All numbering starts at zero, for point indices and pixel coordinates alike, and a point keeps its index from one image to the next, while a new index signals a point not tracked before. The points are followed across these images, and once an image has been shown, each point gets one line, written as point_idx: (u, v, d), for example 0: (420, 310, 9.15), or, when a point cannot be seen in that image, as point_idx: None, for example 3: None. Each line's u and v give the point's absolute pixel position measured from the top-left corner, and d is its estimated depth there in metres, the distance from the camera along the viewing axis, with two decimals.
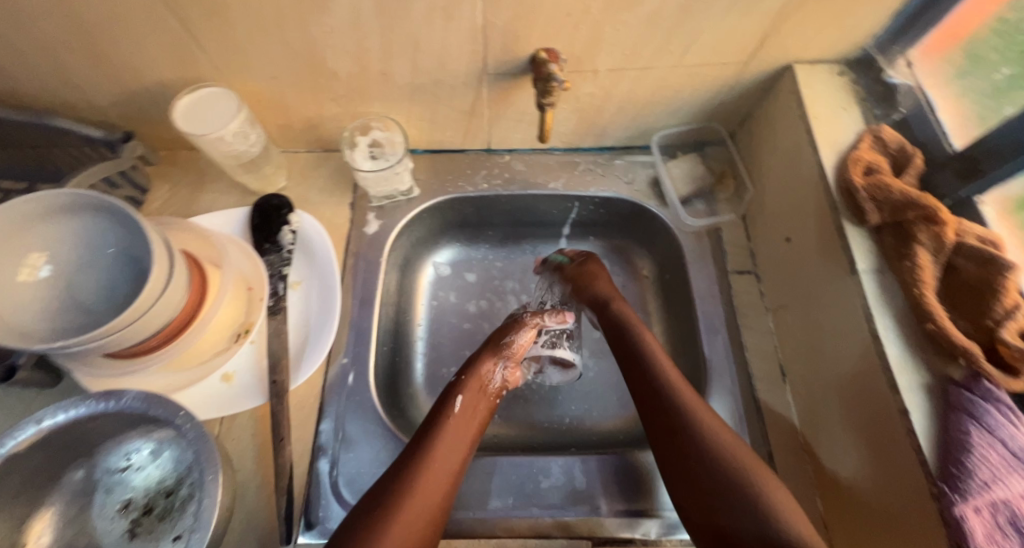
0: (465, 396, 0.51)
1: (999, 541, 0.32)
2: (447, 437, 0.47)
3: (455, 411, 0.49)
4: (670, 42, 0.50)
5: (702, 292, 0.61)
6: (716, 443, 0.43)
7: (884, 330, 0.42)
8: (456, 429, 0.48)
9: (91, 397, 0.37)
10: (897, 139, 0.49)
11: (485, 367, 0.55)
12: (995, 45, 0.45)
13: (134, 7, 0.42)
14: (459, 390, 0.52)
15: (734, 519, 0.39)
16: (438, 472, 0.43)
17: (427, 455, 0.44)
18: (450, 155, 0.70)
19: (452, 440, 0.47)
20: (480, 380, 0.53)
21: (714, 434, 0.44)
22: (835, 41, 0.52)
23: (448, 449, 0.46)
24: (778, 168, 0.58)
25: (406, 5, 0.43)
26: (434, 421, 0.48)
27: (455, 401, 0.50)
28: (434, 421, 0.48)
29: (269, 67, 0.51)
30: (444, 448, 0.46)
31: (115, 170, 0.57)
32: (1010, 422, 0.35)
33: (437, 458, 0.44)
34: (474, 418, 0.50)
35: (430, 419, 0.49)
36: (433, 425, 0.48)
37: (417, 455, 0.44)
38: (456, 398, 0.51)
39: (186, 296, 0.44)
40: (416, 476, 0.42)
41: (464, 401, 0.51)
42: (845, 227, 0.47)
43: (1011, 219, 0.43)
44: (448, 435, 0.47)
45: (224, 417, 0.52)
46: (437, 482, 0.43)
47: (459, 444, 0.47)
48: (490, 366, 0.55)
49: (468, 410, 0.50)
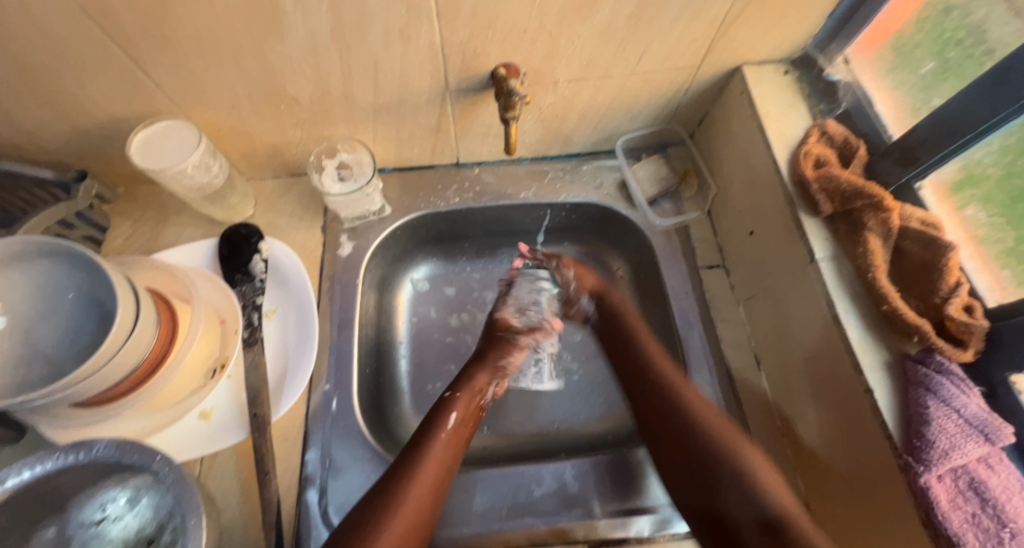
0: (458, 414, 0.51)
1: (961, 505, 0.34)
2: (441, 451, 0.46)
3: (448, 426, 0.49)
4: (624, 51, 0.52)
5: (676, 289, 0.62)
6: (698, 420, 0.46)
7: (845, 314, 0.44)
8: (448, 442, 0.48)
9: (59, 450, 0.36)
10: (841, 132, 0.52)
11: (479, 383, 0.55)
12: (920, 41, 0.48)
13: (81, 45, 0.41)
14: (452, 403, 0.51)
15: (718, 483, 0.42)
16: (428, 487, 0.43)
17: (420, 469, 0.44)
18: (420, 172, 0.70)
19: (445, 453, 0.47)
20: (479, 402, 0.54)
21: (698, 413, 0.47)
22: (778, 43, 0.54)
23: (441, 464, 0.45)
24: (737, 164, 0.60)
25: (363, 29, 0.44)
26: (428, 432, 0.48)
27: (450, 416, 0.50)
28: (428, 431, 0.48)
29: (228, 96, 0.50)
30: (437, 462, 0.45)
31: (69, 212, 0.55)
32: (963, 392, 0.37)
33: (430, 472, 0.44)
34: (464, 432, 0.50)
35: (424, 430, 0.48)
36: (427, 436, 0.47)
37: (410, 468, 0.44)
38: (449, 415, 0.50)
39: (157, 337, 0.43)
40: (409, 492, 0.42)
41: (458, 417, 0.50)
42: (801, 218, 0.49)
43: (949, 201, 0.45)
44: (440, 447, 0.47)
45: (204, 456, 0.50)
46: (427, 496, 0.43)
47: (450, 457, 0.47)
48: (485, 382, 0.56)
49: (461, 425, 0.50)
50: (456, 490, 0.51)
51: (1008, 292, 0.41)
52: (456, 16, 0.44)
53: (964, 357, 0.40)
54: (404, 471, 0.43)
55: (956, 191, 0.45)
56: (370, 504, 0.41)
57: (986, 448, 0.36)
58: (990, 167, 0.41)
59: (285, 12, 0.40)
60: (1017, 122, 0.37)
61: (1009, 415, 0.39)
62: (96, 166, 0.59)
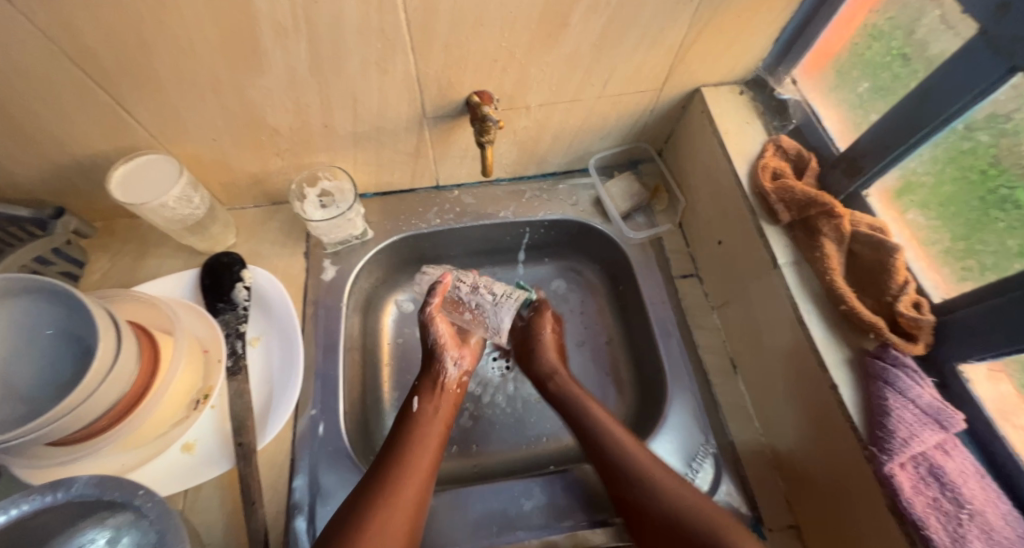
0: (421, 395, 0.56)
1: (924, 492, 0.36)
2: (416, 436, 0.52)
3: (416, 412, 0.54)
4: (590, 76, 0.55)
5: (652, 298, 0.65)
6: (602, 430, 0.51)
7: (809, 316, 0.47)
8: (420, 428, 0.53)
9: (35, 491, 0.35)
10: (794, 146, 0.56)
11: (438, 366, 0.58)
12: (855, 63, 0.53)
13: (62, 85, 0.42)
14: (415, 393, 0.57)
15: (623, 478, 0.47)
16: (417, 465, 0.48)
17: (405, 452, 0.49)
18: (400, 195, 0.71)
19: (421, 437, 0.52)
20: (437, 375, 0.58)
21: (620, 440, 0.49)
22: (731, 67, 0.59)
23: (421, 444, 0.51)
24: (702, 178, 0.64)
25: (341, 62, 0.46)
26: (399, 428, 0.53)
27: (414, 402, 0.55)
28: (398, 428, 0.53)
29: (208, 129, 0.52)
30: (417, 444, 0.50)
31: (47, 249, 0.56)
32: (917, 383, 0.40)
33: (413, 453, 0.49)
34: (438, 415, 0.55)
35: (395, 428, 0.53)
36: (403, 429, 0.52)
37: (392, 456, 0.49)
38: (413, 400, 0.56)
39: (138, 370, 0.42)
40: (399, 475, 0.47)
41: (421, 399, 0.56)
42: (763, 227, 0.52)
43: (894, 206, 0.49)
44: (415, 435, 0.52)
45: (189, 489, 0.50)
46: (417, 470, 0.48)
47: (429, 436, 0.52)
48: (443, 363, 0.59)
49: (430, 409, 0.55)
50: (446, 508, 0.51)
51: (951, 288, 0.44)
52: (429, 48, 0.46)
53: (916, 350, 0.42)
54: (386, 460, 0.48)
55: (898, 197, 0.49)
56: (361, 496, 0.45)
57: (941, 435, 0.38)
58: (923, 175, 0.46)
59: (264, 48, 0.42)
60: (943, 134, 0.42)
61: (959, 402, 0.41)
62: (73, 202, 0.59)
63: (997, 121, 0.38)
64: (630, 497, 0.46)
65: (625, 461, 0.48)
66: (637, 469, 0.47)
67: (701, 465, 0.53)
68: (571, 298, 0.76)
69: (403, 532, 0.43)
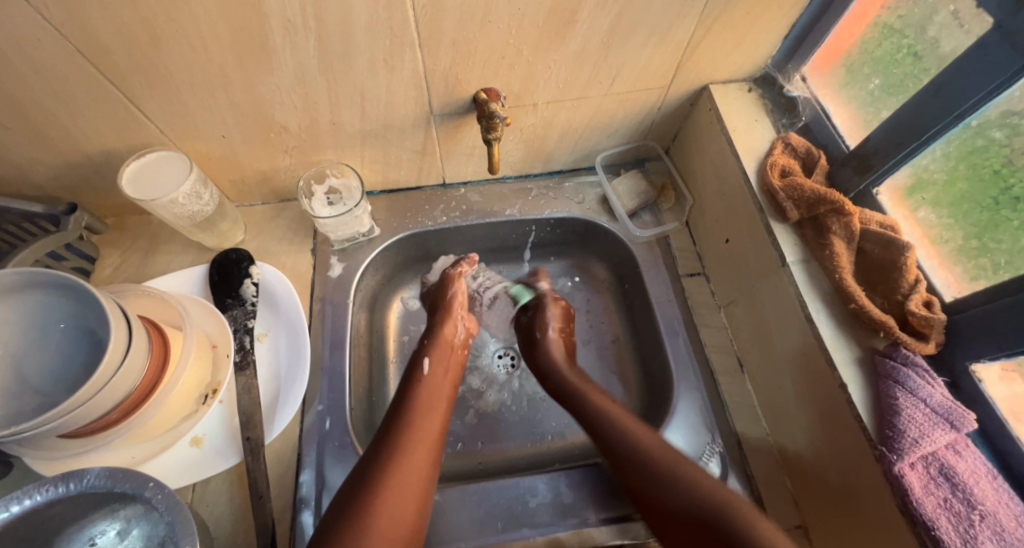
0: (432, 357, 0.57)
1: (934, 492, 0.36)
2: (426, 396, 0.52)
3: (426, 373, 0.55)
4: (598, 73, 0.55)
5: (659, 296, 0.64)
6: (596, 406, 0.53)
7: (817, 314, 0.46)
8: (430, 390, 0.53)
9: (49, 483, 0.36)
10: (803, 144, 0.55)
11: (447, 328, 0.60)
12: (866, 60, 0.53)
13: (75, 82, 0.43)
14: (425, 353, 0.57)
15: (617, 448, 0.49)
16: (429, 424, 0.49)
17: (417, 413, 0.50)
18: (407, 193, 0.72)
19: (430, 400, 0.52)
20: (448, 336, 0.59)
21: (623, 422, 0.50)
22: (740, 63, 0.58)
23: (430, 408, 0.51)
24: (709, 176, 0.63)
25: (349, 59, 0.46)
26: (409, 390, 0.53)
27: (424, 364, 0.56)
28: (409, 389, 0.53)
29: (218, 126, 0.52)
30: (428, 403, 0.51)
31: (60, 244, 0.56)
32: (928, 383, 0.40)
33: (425, 412, 0.50)
34: (446, 376, 0.56)
35: (405, 389, 0.53)
36: (413, 388, 0.53)
37: (405, 417, 0.49)
38: (423, 361, 0.56)
39: (148, 365, 0.43)
40: (412, 437, 0.47)
41: (431, 359, 0.56)
42: (772, 225, 0.52)
43: (905, 205, 0.49)
44: (424, 397, 0.52)
45: (197, 483, 0.50)
46: (428, 432, 0.49)
47: (438, 397, 0.53)
48: (451, 325, 0.60)
49: (439, 370, 0.56)
50: (451, 505, 0.51)
51: (963, 287, 0.43)
52: (437, 46, 0.47)
53: (927, 349, 0.42)
54: (398, 422, 0.48)
55: (909, 195, 0.48)
56: (376, 456, 0.45)
57: (952, 435, 0.38)
58: (936, 173, 0.45)
59: (274, 45, 0.42)
60: (956, 131, 0.41)
61: (971, 402, 0.41)
62: (85, 198, 0.60)
63: (1011, 119, 0.38)
64: (642, 485, 0.45)
65: (627, 439, 0.48)
66: (651, 454, 0.46)
67: (707, 464, 0.52)
68: (576, 296, 0.76)
69: (419, 489, 0.44)
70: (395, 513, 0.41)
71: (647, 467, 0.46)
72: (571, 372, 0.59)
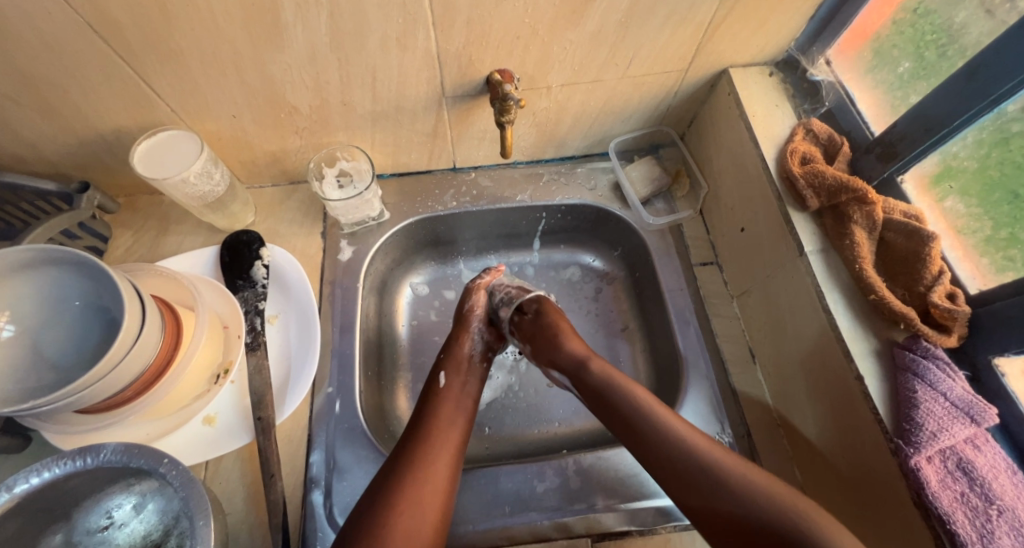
0: (448, 371, 0.56)
1: (951, 486, 0.35)
2: (444, 411, 0.51)
3: (442, 386, 0.54)
4: (614, 55, 0.53)
5: (670, 285, 0.64)
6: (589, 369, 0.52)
7: (834, 304, 0.45)
8: (448, 404, 0.52)
9: (66, 456, 0.36)
10: (825, 130, 0.54)
11: (463, 343, 0.59)
12: (896, 42, 0.51)
13: (86, 58, 0.42)
14: (441, 368, 0.56)
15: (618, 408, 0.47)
16: (447, 436, 0.49)
17: (433, 427, 0.49)
18: (417, 177, 0.71)
19: (451, 413, 0.51)
20: (463, 348, 0.59)
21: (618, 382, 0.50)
22: (761, 46, 0.56)
23: (450, 421, 0.51)
24: (726, 161, 0.62)
25: (360, 36, 0.45)
26: (429, 404, 0.52)
27: (440, 378, 0.55)
28: (427, 403, 0.52)
29: (230, 106, 0.52)
30: (447, 417, 0.51)
31: (73, 222, 0.56)
32: (948, 376, 0.39)
33: (444, 427, 0.50)
34: (466, 391, 0.55)
35: (425, 404, 0.53)
36: (432, 405, 0.52)
37: (424, 433, 0.48)
38: (440, 376, 0.55)
39: (160, 346, 0.43)
40: (432, 450, 0.47)
41: (448, 377, 0.55)
42: (790, 214, 0.50)
43: (929, 194, 0.47)
44: (442, 410, 0.51)
45: (210, 460, 0.51)
46: (447, 449, 0.48)
47: (458, 410, 0.52)
48: (467, 340, 0.60)
49: (456, 385, 0.55)
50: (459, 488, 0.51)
51: (988, 279, 0.42)
52: (451, 24, 0.45)
53: (949, 342, 0.41)
54: (418, 437, 0.48)
55: (935, 184, 0.47)
56: (394, 469, 0.45)
57: (972, 429, 0.37)
58: (966, 160, 0.43)
59: (285, 22, 0.41)
60: (990, 116, 0.40)
61: (992, 396, 0.40)
62: (97, 177, 0.60)
63: None
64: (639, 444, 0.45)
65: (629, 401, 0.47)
66: (646, 416, 0.45)
67: None
68: (586, 286, 0.75)
69: (439, 501, 0.44)
70: (412, 528, 0.41)
71: (652, 438, 0.44)
72: (604, 371, 0.51)
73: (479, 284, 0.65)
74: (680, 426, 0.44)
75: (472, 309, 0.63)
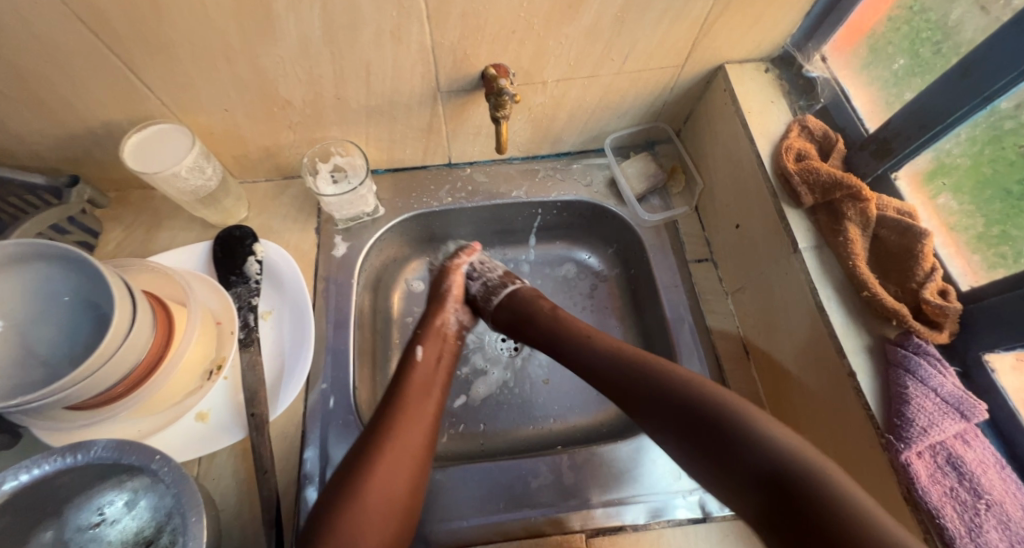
0: (425, 344, 0.55)
1: (940, 480, 0.36)
2: (421, 378, 0.52)
3: (418, 359, 0.53)
4: (610, 50, 0.53)
5: (665, 281, 0.64)
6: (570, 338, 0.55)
7: (828, 301, 0.45)
8: (425, 372, 0.52)
9: (55, 452, 0.36)
10: (820, 126, 0.54)
11: (440, 319, 0.59)
12: (891, 38, 0.51)
13: (74, 50, 0.42)
14: (418, 341, 0.56)
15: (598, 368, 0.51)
16: (424, 402, 0.49)
17: (410, 394, 0.49)
18: (412, 172, 0.71)
19: (427, 380, 0.52)
20: (440, 325, 0.58)
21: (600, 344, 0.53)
22: (757, 42, 0.56)
23: (425, 387, 0.51)
24: (721, 157, 0.62)
25: (354, 29, 0.44)
26: (403, 375, 0.52)
27: (416, 351, 0.54)
28: (402, 372, 0.52)
29: (222, 100, 0.51)
30: (424, 382, 0.51)
31: (64, 216, 0.56)
32: (940, 372, 0.39)
33: (420, 392, 0.50)
34: (442, 361, 0.55)
35: (400, 373, 0.53)
36: (408, 373, 0.52)
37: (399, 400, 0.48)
38: (415, 349, 0.55)
39: (151, 342, 0.43)
40: (408, 413, 0.47)
41: (424, 350, 0.55)
42: (784, 210, 0.50)
43: (923, 191, 0.48)
44: (419, 377, 0.52)
45: (203, 456, 0.51)
46: (422, 414, 0.48)
47: (434, 378, 0.53)
48: (444, 316, 0.60)
49: (433, 354, 0.55)
50: (453, 484, 0.51)
51: (979, 276, 0.42)
52: (446, 17, 0.45)
53: (941, 338, 0.41)
54: (395, 401, 0.48)
55: (928, 181, 0.47)
56: (372, 432, 0.45)
57: (962, 425, 0.37)
58: (958, 157, 0.44)
59: (277, 15, 0.41)
60: (983, 112, 0.40)
61: (983, 392, 0.40)
62: (87, 171, 0.59)
63: None
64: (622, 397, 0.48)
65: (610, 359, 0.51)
66: (625, 373, 0.49)
67: None
68: (580, 282, 0.75)
69: (416, 460, 0.44)
70: (388, 485, 0.42)
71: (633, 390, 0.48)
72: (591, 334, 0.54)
73: (455, 263, 0.64)
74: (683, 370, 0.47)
75: (450, 286, 0.62)
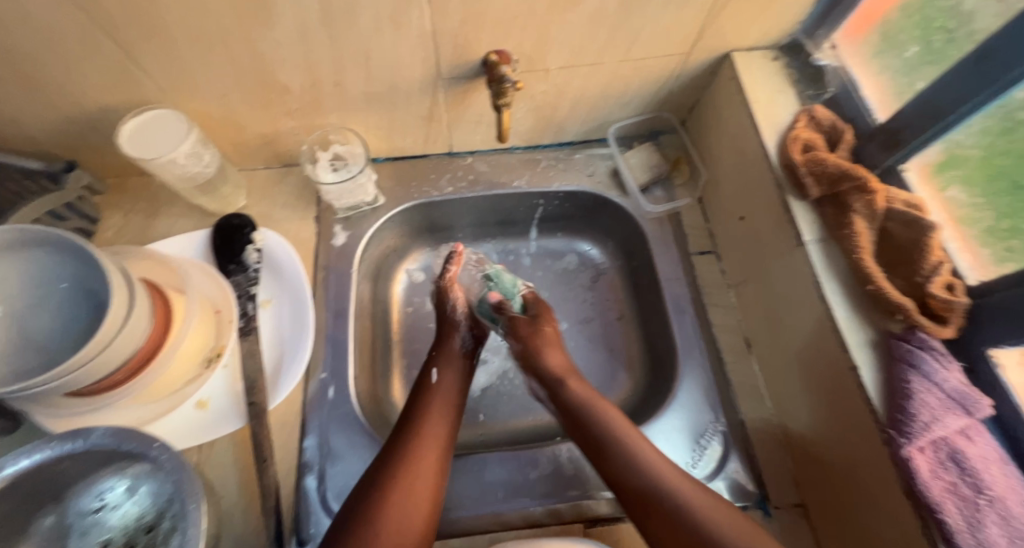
0: (440, 367, 0.55)
1: (942, 476, 0.35)
2: (435, 404, 0.51)
3: (434, 383, 0.53)
4: (614, 37, 0.52)
5: (667, 273, 0.63)
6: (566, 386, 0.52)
7: (831, 295, 0.45)
8: (439, 399, 0.52)
9: (56, 438, 0.36)
10: (828, 117, 0.53)
11: (451, 338, 0.58)
12: (903, 26, 0.49)
13: (68, 34, 0.41)
14: (433, 364, 0.56)
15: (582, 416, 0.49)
16: (434, 428, 0.48)
17: (422, 420, 0.49)
18: (413, 161, 0.70)
19: (439, 406, 0.51)
20: (453, 347, 0.57)
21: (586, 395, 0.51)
22: (766, 30, 0.55)
23: (440, 414, 0.50)
24: (727, 147, 0.61)
25: (351, 13, 0.43)
26: (419, 401, 0.51)
27: (433, 374, 0.54)
28: (417, 398, 0.52)
29: (219, 86, 0.50)
30: (435, 408, 0.51)
31: (60, 202, 0.56)
32: (944, 366, 0.39)
33: (431, 417, 0.50)
34: (455, 385, 0.54)
35: (416, 397, 0.52)
36: (420, 400, 0.51)
37: (412, 425, 0.48)
38: (432, 372, 0.55)
39: (149, 330, 0.42)
40: (420, 440, 0.47)
41: (440, 372, 0.55)
42: (789, 203, 0.50)
43: (931, 183, 0.47)
44: (432, 403, 0.51)
45: (203, 444, 0.51)
46: (436, 443, 0.47)
47: (448, 404, 0.52)
48: (456, 334, 0.59)
49: (447, 380, 0.54)
50: (454, 474, 0.52)
51: (987, 270, 0.42)
52: (445, 2, 0.44)
53: (944, 333, 0.41)
54: (408, 429, 0.48)
55: (938, 172, 0.46)
56: (388, 457, 0.45)
57: (965, 420, 0.37)
58: (970, 148, 0.43)
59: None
60: (996, 103, 0.39)
61: (987, 388, 0.40)
62: (84, 157, 0.59)
63: None
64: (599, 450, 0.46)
65: (595, 410, 0.49)
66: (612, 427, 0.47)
67: (709, 441, 0.53)
68: (582, 274, 0.75)
69: (429, 495, 0.43)
70: (401, 519, 0.41)
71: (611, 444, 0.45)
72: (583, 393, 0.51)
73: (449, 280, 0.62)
74: (670, 470, 0.43)
75: (451, 305, 0.61)
